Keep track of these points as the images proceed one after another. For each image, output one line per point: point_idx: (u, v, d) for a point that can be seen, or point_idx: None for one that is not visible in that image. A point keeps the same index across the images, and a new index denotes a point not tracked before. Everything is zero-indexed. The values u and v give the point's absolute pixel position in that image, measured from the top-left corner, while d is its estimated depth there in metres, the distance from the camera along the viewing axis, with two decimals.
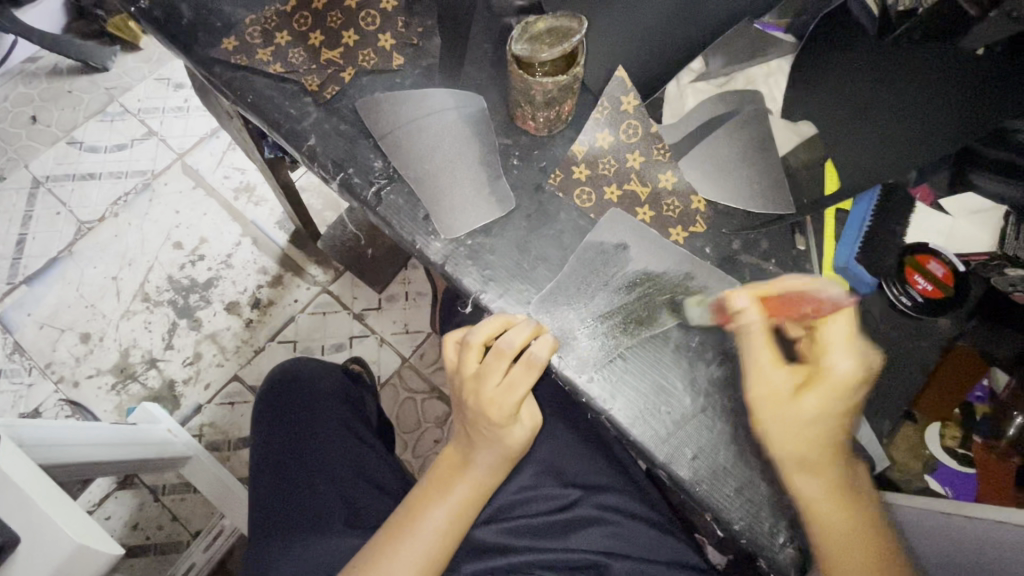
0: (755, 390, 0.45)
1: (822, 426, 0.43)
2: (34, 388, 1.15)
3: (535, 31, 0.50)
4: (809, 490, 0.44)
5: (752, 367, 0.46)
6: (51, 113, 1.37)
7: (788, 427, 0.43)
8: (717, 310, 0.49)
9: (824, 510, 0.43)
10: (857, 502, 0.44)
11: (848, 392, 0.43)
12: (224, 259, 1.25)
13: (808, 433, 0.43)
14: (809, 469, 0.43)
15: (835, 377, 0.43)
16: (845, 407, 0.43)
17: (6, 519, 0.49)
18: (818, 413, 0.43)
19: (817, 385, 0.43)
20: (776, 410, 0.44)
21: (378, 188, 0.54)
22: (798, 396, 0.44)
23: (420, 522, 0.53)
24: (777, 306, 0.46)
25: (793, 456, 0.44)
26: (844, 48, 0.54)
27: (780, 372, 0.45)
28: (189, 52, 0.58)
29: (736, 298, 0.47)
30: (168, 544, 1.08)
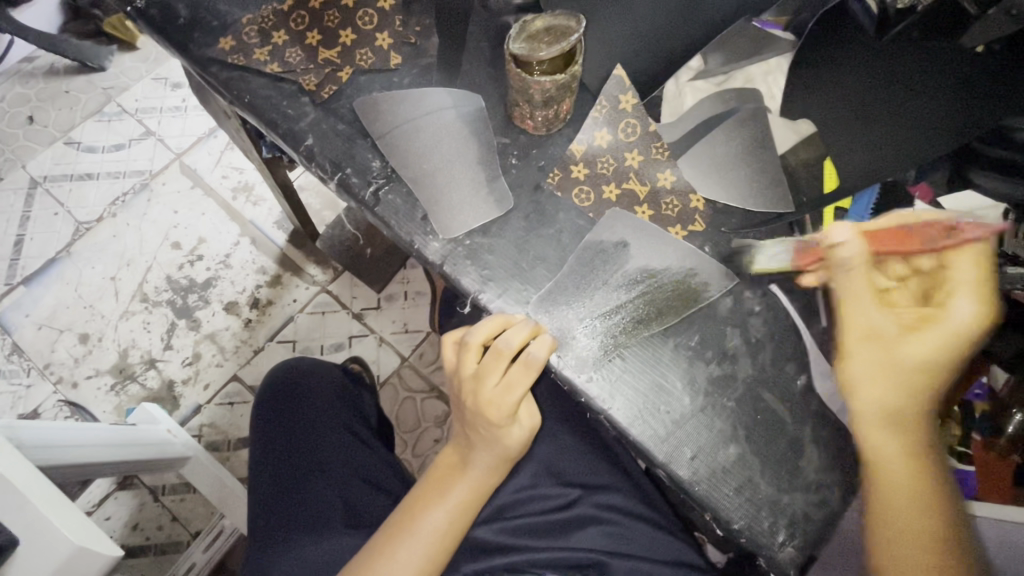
0: (855, 324, 0.46)
1: (923, 372, 0.45)
2: (33, 388, 1.15)
3: (532, 30, 0.50)
4: (890, 438, 0.45)
5: (849, 298, 0.46)
6: (48, 113, 1.37)
7: (888, 366, 0.45)
8: (800, 252, 0.52)
9: (897, 458, 0.44)
10: (932, 459, 0.45)
11: (963, 339, 0.44)
12: (223, 259, 1.25)
13: (908, 375, 0.45)
14: (898, 415, 0.45)
15: (953, 322, 0.44)
16: (958, 357, 0.44)
17: (4, 522, 0.49)
18: (926, 357, 0.44)
19: (932, 326, 0.44)
20: (881, 348, 0.45)
21: (376, 188, 0.54)
22: (905, 336, 0.45)
23: (419, 522, 0.53)
24: (887, 245, 0.48)
25: (888, 400, 0.45)
26: (842, 45, 0.54)
27: (885, 313, 0.46)
28: (186, 51, 0.58)
29: (834, 231, 0.47)
30: (168, 544, 1.08)
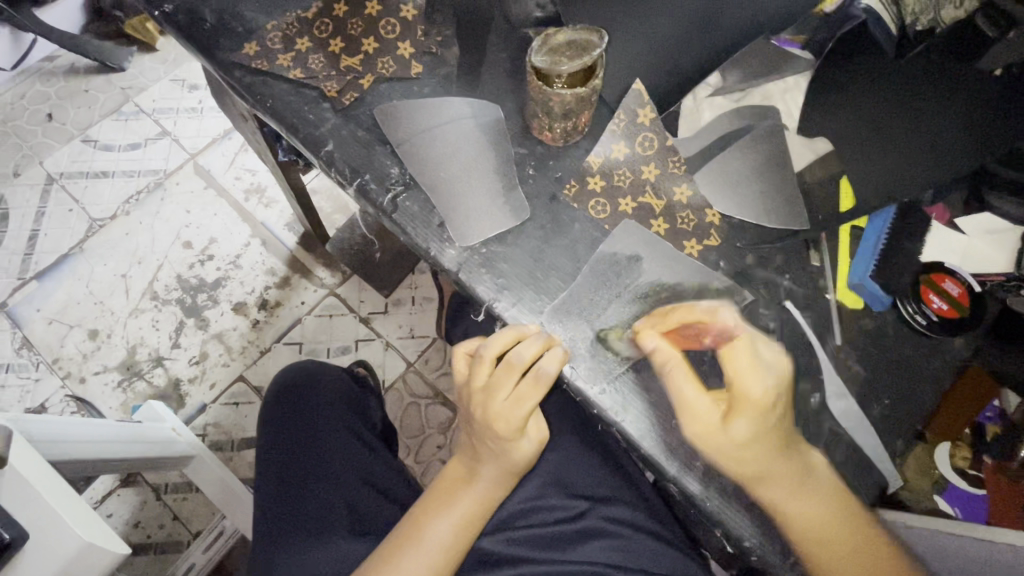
0: (688, 426, 0.47)
1: (757, 445, 0.45)
2: (41, 383, 1.15)
3: (554, 43, 0.50)
4: (771, 492, 0.46)
5: (679, 402, 0.47)
6: (67, 111, 1.39)
7: (726, 455, 0.46)
8: (633, 345, 0.50)
9: (789, 505, 0.45)
10: (817, 491, 0.46)
11: (770, 410, 0.45)
12: (233, 260, 1.26)
13: (749, 454, 0.45)
14: (767, 478, 0.46)
15: (752, 400, 0.45)
16: (775, 426, 0.46)
17: (17, 515, 0.49)
18: (749, 437, 0.45)
19: (738, 411, 0.46)
20: (709, 440, 0.46)
21: (394, 194, 0.55)
22: (726, 424, 0.46)
23: (424, 532, 0.53)
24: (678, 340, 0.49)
25: (746, 474, 0.46)
26: (859, 66, 0.55)
27: (706, 404, 0.47)
28: (210, 55, 0.59)
29: (646, 338, 0.49)
30: (169, 543, 1.08)
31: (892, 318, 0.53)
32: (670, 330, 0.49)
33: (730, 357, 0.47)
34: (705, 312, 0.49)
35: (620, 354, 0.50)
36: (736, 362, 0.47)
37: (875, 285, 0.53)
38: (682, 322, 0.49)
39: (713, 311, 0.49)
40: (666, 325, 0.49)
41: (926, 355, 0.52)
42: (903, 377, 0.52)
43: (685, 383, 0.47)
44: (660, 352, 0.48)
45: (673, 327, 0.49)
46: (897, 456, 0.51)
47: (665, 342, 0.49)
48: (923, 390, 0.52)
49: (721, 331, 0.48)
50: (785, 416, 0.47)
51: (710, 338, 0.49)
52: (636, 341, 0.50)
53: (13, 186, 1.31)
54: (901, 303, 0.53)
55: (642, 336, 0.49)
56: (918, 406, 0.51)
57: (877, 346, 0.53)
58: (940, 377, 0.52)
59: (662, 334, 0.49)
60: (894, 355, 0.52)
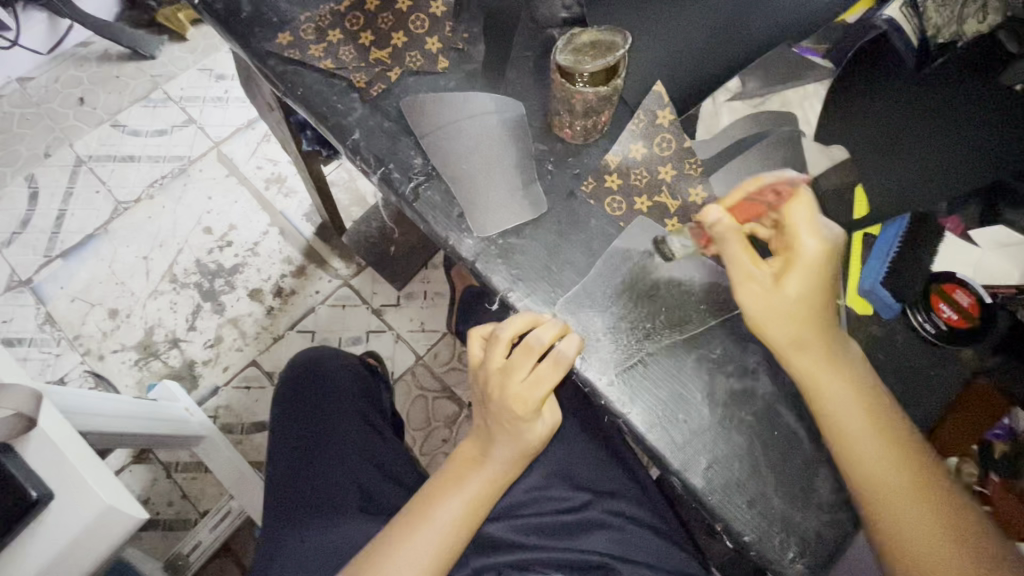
0: (744, 292, 0.47)
1: (807, 305, 0.46)
2: (61, 357, 1.19)
3: (578, 42, 0.52)
4: (804, 361, 0.47)
5: (734, 266, 0.47)
6: (98, 96, 1.43)
7: (774, 313, 0.46)
8: (697, 235, 0.53)
9: (826, 378, 0.47)
10: (851, 372, 0.47)
11: (823, 267, 0.46)
12: (251, 246, 1.29)
13: (795, 314, 0.46)
14: (804, 345, 0.47)
15: (807, 256, 0.46)
16: (826, 283, 0.47)
17: (43, 476, 0.51)
18: (801, 292, 0.46)
19: (791, 266, 0.46)
20: (763, 299, 0.47)
21: (416, 184, 0.56)
22: (778, 283, 0.46)
23: (436, 509, 0.54)
24: (745, 209, 0.49)
25: (784, 338, 0.47)
26: (881, 79, 0.55)
27: (761, 268, 0.47)
28: (246, 44, 0.61)
29: (709, 213, 0.48)
30: (176, 521, 1.11)
31: (902, 327, 0.54)
32: (732, 204, 0.49)
33: (790, 214, 0.47)
34: (773, 175, 0.49)
35: (675, 254, 0.53)
36: (793, 219, 0.47)
37: (885, 291, 0.54)
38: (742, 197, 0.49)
39: (780, 175, 0.49)
40: (731, 201, 0.49)
41: (934, 364, 0.53)
42: (912, 383, 0.52)
43: (741, 252, 0.47)
44: (722, 223, 0.47)
45: (740, 198, 0.49)
46: None
47: (728, 213, 0.48)
48: (929, 399, 0.52)
49: (783, 188, 0.48)
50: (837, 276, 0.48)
51: (772, 198, 0.48)
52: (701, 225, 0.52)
53: (42, 166, 1.35)
54: (911, 311, 0.53)
55: (704, 210, 0.48)
56: (923, 414, 0.52)
57: (884, 353, 0.53)
58: (948, 387, 0.52)
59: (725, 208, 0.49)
60: (901, 361, 0.53)
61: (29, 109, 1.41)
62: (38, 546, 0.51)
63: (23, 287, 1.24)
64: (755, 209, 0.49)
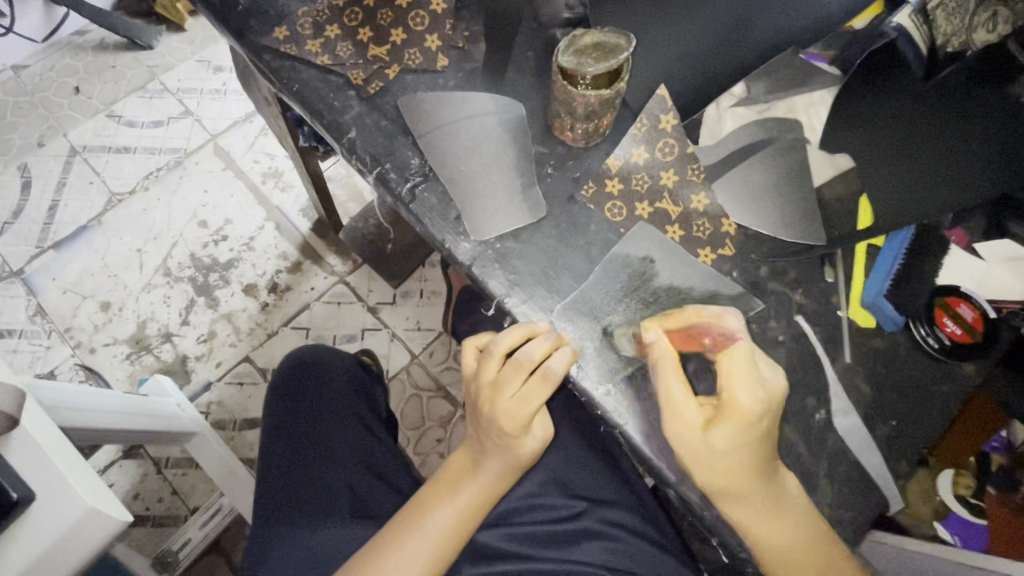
0: (671, 426, 0.45)
1: (734, 459, 0.44)
2: (51, 350, 1.17)
3: (581, 44, 0.51)
4: (742, 510, 0.45)
5: (665, 401, 0.46)
6: (93, 85, 1.41)
7: (703, 464, 0.44)
8: (638, 345, 0.50)
9: (760, 522, 0.45)
10: (793, 521, 0.45)
11: (753, 423, 0.44)
12: (246, 241, 1.27)
13: (720, 464, 0.44)
14: (736, 497, 0.45)
15: (741, 411, 0.44)
16: (756, 440, 0.44)
17: (24, 477, 0.50)
18: (731, 446, 0.44)
19: (725, 418, 0.44)
20: (685, 443, 0.44)
21: (413, 184, 0.55)
22: (707, 429, 0.45)
23: (426, 520, 0.53)
24: (681, 339, 0.50)
25: (715, 485, 0.45)
26: (889, 86, 0.54)
27: (693, 409, 0.45)
28: (241, 37, 0.59)
29: (648, 331, 0.49)
30: (166, 517, 1.09)
31: (903, 339, 0.53)
32: (674, 329, 0.50)
33: (725, 362, 0.46)
34: (715, 313, 0.50)
35: (625, 352, 0.50)
36: (726, 369, 0.46)
37: (888, 303, 0.53)
38: (686, 325, 0.50)
39: (719, 316, 0.50)
40: (673, 324, 0.50)
41: (936, 379, 0.52)
42: (914, 398, 0.52)
43: (673, 382, 0.46)
44: (660, 345, 0.48)
45: (677, 326, 0.50)
46: (900, 478, 0.51)
47: (666, 337, 0.48)
48: (930, 414, 0.52)
49: (720, 336, 0.49)
50: (773, 427, 0.46)
51: (709, 341, 0.50)
52: (641, 338, 0.50)
53: (36, 155, 1.33)
54: (915, 325, 0.52)
55: (647, 329, 0.49)
56: (925, 430, 0.51)
57: (884, 367, 0.52)
58: (949, 402, 0.52)
59: (665, 331, 0.49)
60: (902, 374, 0.52)
61: (23, 98, 1.38)
62: (18, 547, 0.49)
63: (14, 278, 1.22)
64: (693, 343, 0.50)
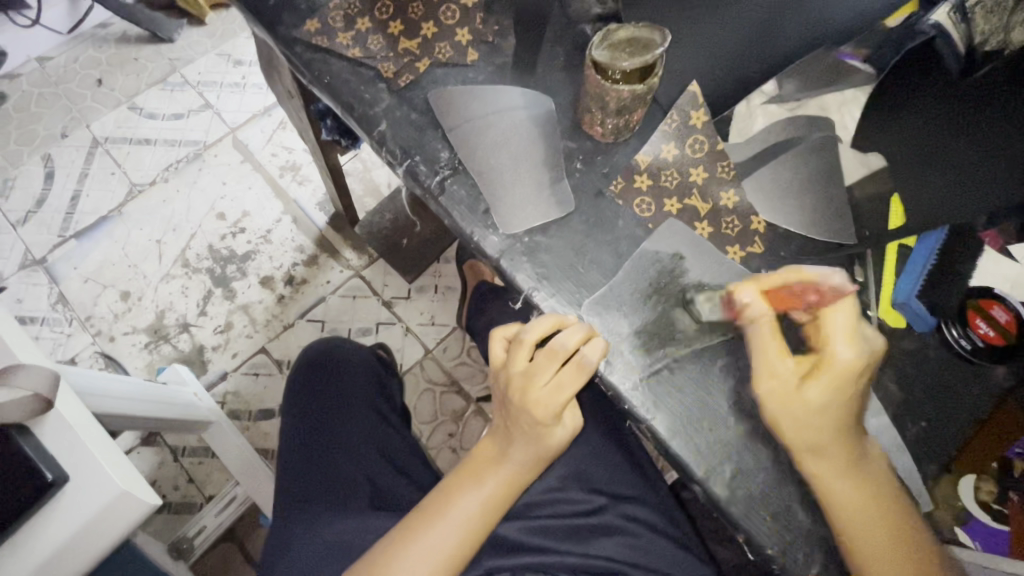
0: (763, 383, 0.47)
1: (830, 413, 0.45)
2: (73, 338, 1.19)
3: (615, 40, 0.51)
4: (822, 466, 0.46)
5: (760, 357, 0.47)
6: (116, 77, 1.42)
7: (798, 417, 0.45)
8: (726, 305, 0.50)
9: (840, 480, 0.45)
10: (866, 475, 0.46)
11: (852, 379, 0.45)
12: (264, 234, 1.29)
13: (814, 420, 0.45)
14: (822, 451, 0.45)
15: (838, 365, 0.45)
16: (851, 397, 0.46)
17: (58, 458, 0.51)
18: (826, 402, 0.45)
19: (821, 371, 0.45)
20: (781, 400, 0.46)
21: (442, 177, 0.55)
22: (803, 385, 0.46)
23: (453, 507, 0.54)
24: (778, 298, 0.49)
25: (802, 442, 0.46)
26: (924, 85, 0.53)
27: (787, 362, 0.46)
28: (272, 29, 0.60)
29: (742, 292, 0.48)
30: (182, 504, 1.11)
31: (933, 341, 0.53)
32: (770, 289, 0.49)
33: (827, 322, 0.47)
34: (816, 273, 0.48)
35: (705, 316, 0.50)
36: (828, 328, 0.47)
37: (920, 305, 0.53)
38: (784, 284, 0.49)
39: (824, 274, 0.47)
40: (768, 285, 0.49)
41: (965, 381, 0.52)
42: (942, 400, 0.52)
43: (770, 341, 0.47)
44: (755, 308, 0.48)
45: (780, 285, 0.49)
46: (929, 480, 0.50)
47: (762, 298, 0.48)
48: (959, 417, 0.51)
49: (824, 295, 0.47)
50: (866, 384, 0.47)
51: (812, 298, 0.48)
52: (731, 297, 0.49)
53: (59, 146, 1.35)
54: (946, 326, 0.52)
55: (738, 288, 0.49)
56: (954, 432, 0.51)
57: (912, 367, 0.52)
58: (979, 405, 0.51)
59: (760, 292, 0.49)
60: (930, 376, 0.52)
61: (47, 89, 1.40)
62: (51, 524, 0.50)
63: (37, 266, 1.24)
64: (793, 301, 0.48)
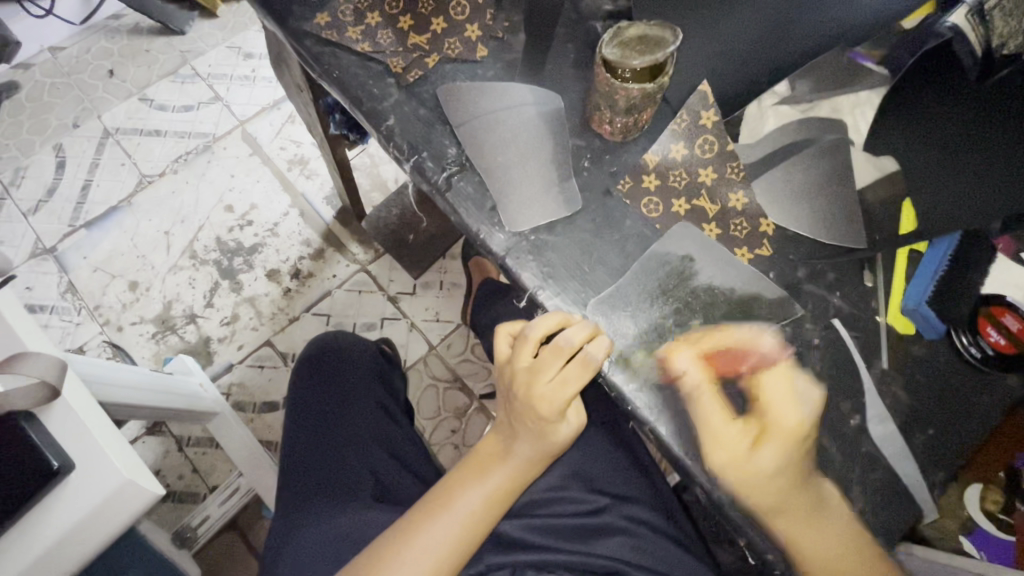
0: (716, 454, 0.46)
1: (784, 477, 0.46)
2: (81, 327, 1.20)
3: (625, 37, 0.51)
4: (788, 526, 0.46)
5: (705, 428, 0.47)
6: (127, 69, 1.43)
7: (751, 483, 0.46)
8: (659, 369, 0.49)
9: (806, 538, 0.46)
10: (829, 525, 0.46)
11: (800, 439, 0.47)
12: (271, 227, 1.29)
13: (771, 486, 0.46)
14: (784, 510, 0.46)
15: (785, 426, 0.47)
16: (800, 458, 0.47)
17: (64, 446, 0.52)
18: (777, 464, 0.46)
19: (769, 436, 0.47)
20: (737, 468, 0.46)
21: (449, 173, 0.55)
22: (755, 451, 0.46)
23: (455, 502, 0.54)
24: (713, 363, 0.50)
25: (764, 504, 0.46)
26: (941, 88, 0.52)
27: (735, 428, 0.47)
28: (282, 21, 0.60)
29: (677, 360, 0.49)
30: (186, 494, 1.12)
31: (942, 348, 0.52)
32: (707, 355, 0.50)
33: (766, 386, 0.49)
34: (748, 335, 0.50)
35: (640, 376, 0.49)
36: (765, 396, 0.49)
37: (930, 311, 0.52)
38: (717, 349, 0.50)
39: (755, 338, 0.50)
40: (702, 349, 0.50)
41: (974, 389, 0.51)
42: (950, 408, 0.51)
43: (714, 410, 0.48)
44: (693, 375, 0.49)
45: (710, 351, 0.50)
46: (935, 488, 0.50)
47: (698, 364, 0.49)
48: (967, 425, 0.51)
49: (760, 359, 0.50)
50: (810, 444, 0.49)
51: (750, 361, 0.50)
52: (665, 364, 0.49)
53: (71, 136, 1.36)
54: (956, 333, 0.52)
55: (674, 357, 0.50)
56: (962, 440, 0.50)
57: (921, 373, 0.52)
58: (988, 414, 0.51)
59: (697, 356, 0.50)
60: (939, 383, 0.52)
61: (60, 79, 1.41)
62: (58, 510, 0.51)
63: (46, 255, 1.25)
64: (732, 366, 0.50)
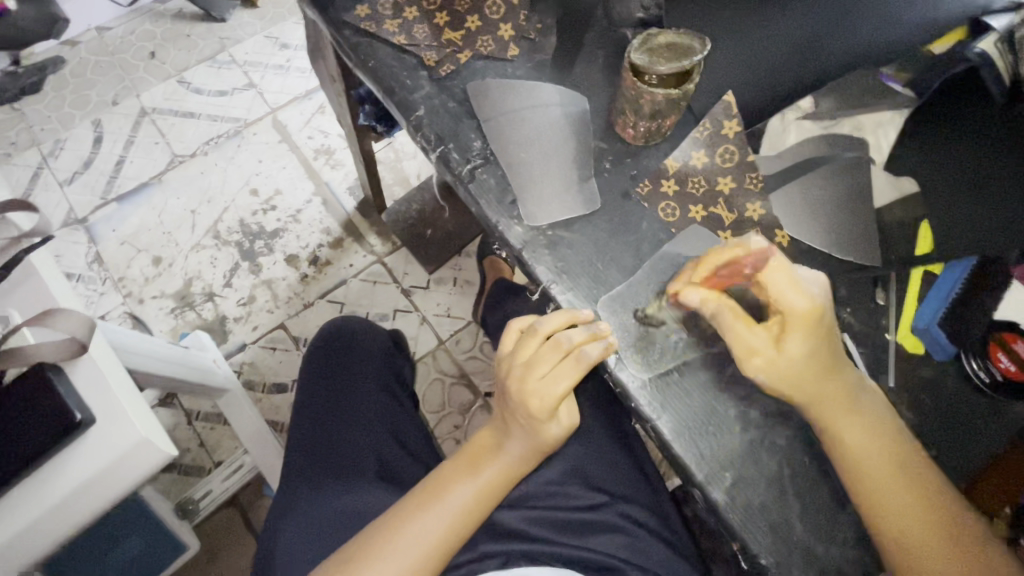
0: (751, 363, 0.46)
1: (813, 364, 0.46)
2: (104, 297, 1.24)
3: (655, 44, 0.52)
4: (826, 417, 0.46)
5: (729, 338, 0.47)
6: (168, 52, 1.48)
7: (788, 377, 0.46)
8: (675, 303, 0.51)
9: (844, 430, 0.46)
10: (866, 415, 0.46)
11: (817, 321, 0.45)
12: (293, 213, 1.32)
13: (804, 374, 0.46)
14: (821, 400, 0.46)
15: (798, 314, 0.45)
16: (824, 336, 0.46)
17: (89, 403, 0.54)
18: (805, 350, 0.46)
19: (789, 329, 0.46)
20: (775, 369, 0.46)
21: (473, 166, 0.57)
22: (780, 345, 0.46)
23: (447, 494, 0.55)
24: (716, 284, 0.50)
25: (804, 393, 0.46)
26: (965, 114, 0.52)
27: (758, 332, 0.46)
28: (324, 11, 0.62)
29: (687, 295, 0.49)
30: (192, 467, 1.14)
31: (951, 371, 0.52)
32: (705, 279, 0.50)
33: (769, 279, 0.47)
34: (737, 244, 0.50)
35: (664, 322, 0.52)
36: (773, 287, 0.46)
37: (940, 332, 0.52)
38: (716, 267, 0.50)
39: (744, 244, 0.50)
40: (702, 275, 0.50)
41: (983, 415, 0.51)
42: (955, 429, 0.51)
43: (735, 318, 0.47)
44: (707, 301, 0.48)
45: (709, 273, 0.50)
46: None
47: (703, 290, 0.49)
48: (974, 449, 0.50)
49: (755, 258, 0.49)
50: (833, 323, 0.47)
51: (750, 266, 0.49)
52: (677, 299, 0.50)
53: (109, 113, 1.41)
54: (965, 357, 0.51)
55: (684, 295, 0.49)
56: (963, 462, 0.50)
57: (927, 394, 0.52)
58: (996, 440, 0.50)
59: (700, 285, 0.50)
60: (945, 405, 0.52)
61: (104, 58, 1.47)
62: (73, 463, 0.53)
63: (77, 226, 1.30)
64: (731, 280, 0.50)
